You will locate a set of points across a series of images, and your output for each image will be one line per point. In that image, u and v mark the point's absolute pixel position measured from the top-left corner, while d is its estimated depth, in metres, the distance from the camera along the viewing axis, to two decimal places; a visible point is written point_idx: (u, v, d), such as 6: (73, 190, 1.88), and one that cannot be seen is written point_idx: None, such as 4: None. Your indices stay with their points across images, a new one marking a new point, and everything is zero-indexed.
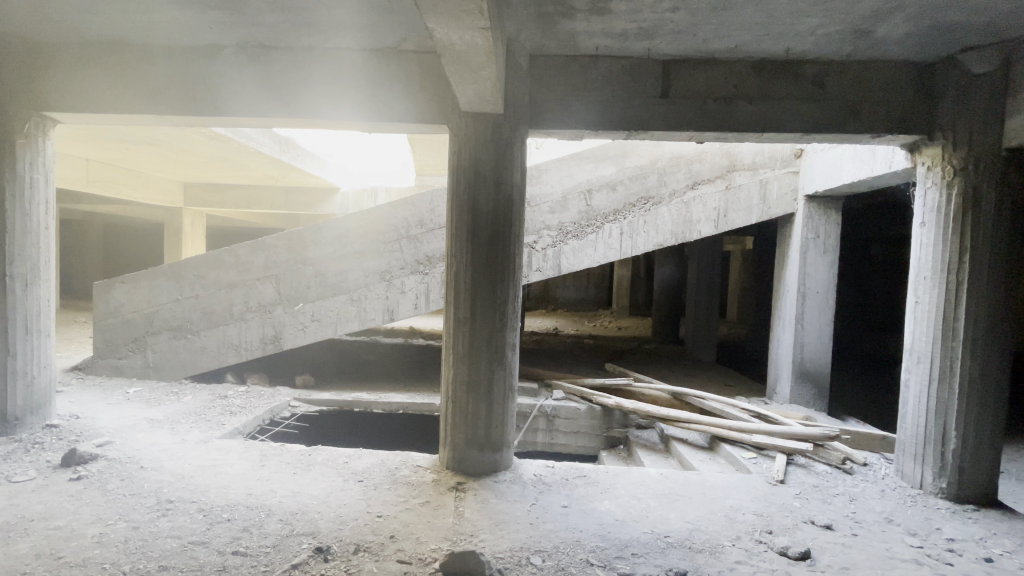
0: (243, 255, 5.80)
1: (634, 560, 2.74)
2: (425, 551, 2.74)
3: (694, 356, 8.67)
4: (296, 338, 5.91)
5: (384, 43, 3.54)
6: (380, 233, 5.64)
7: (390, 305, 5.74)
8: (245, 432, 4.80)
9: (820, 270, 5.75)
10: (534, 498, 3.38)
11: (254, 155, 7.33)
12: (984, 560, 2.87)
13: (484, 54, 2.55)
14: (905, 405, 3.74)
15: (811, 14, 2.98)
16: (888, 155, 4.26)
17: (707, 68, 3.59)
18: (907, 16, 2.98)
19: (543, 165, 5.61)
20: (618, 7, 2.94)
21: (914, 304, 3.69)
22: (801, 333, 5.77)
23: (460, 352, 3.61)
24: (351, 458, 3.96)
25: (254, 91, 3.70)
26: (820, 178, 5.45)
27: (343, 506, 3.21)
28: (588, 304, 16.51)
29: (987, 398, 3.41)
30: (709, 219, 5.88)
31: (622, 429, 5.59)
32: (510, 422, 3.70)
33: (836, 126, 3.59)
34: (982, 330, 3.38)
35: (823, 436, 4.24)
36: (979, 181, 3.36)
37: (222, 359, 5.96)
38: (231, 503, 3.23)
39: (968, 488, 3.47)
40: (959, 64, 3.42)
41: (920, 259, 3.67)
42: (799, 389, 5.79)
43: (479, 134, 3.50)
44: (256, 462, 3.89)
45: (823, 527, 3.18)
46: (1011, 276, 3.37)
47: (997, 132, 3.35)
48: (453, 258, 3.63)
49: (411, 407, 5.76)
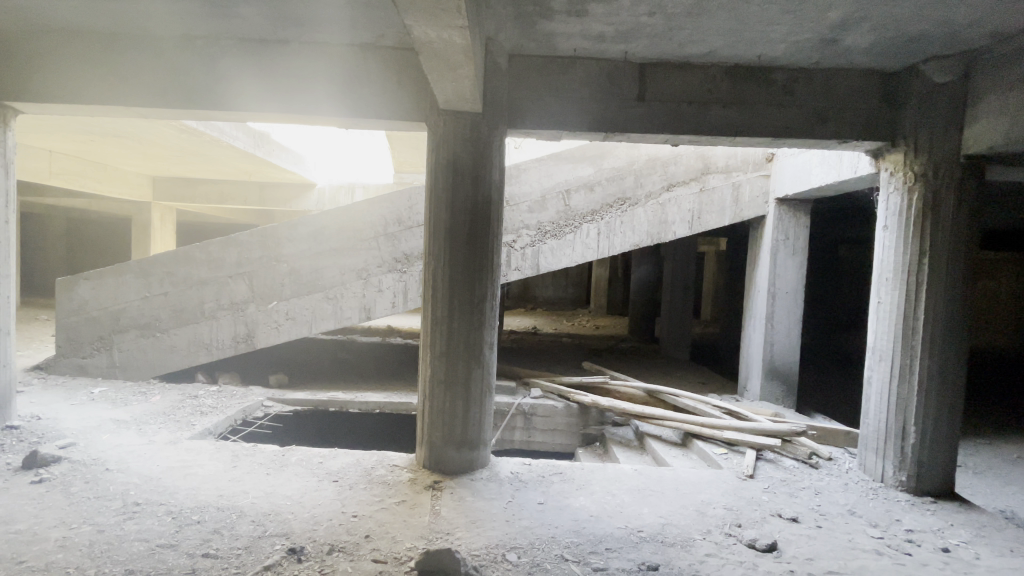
0: (214, 252, 5.66)
1: (607, 554, 2.79)
2: (400, 550, 2.73)
3: (669, 354, 8.82)
4: (270, 337, 5.80)
5: (362, 39, 3.51)
6: (357, 230, 5.57)
7: (367, 304, 5.69)
8: (216, 433, 4.69)
9: (790, 271, 5.93)
10: (511, 495, 3.40)
11: (227, 149, 7.19)
12: (940, 549, 3.01)
13: (462, 52, 2.56)
14: (868, 401, 3.89)
15: (781, 23, 3.07)
16: (854, 161, 4.43)
17: (682, 72, 3.66)
18: (872, 28, 3.10)
19: (521, 165, 5.63)
20: (595, 10, 2.98)
21: (877, 304, 3.84)
22: (771, 332, 5.93)
23: (437, 351, 3.61)
24: (326, 458, 3.92)
25: (227, 84, 3.62)
26: (790, 181, 5.61)
27: (317, 506, 3.18)
28: (567, 304, 16.62)
29: (945, 395, 3.56)
30: (684, 220, 5.99)
31: (598, 426, 5.67)
32: (487, 421, 3.71)
33: (804, 131, 3.71)
34: (941, 329, 3.53)
35: (791, 432, 4.37)
36: (939, 187, 3.51)
37: (193, 358, 5.82)
38: (201, 505, 3.16)
39: (926, 480, 3.62)
40: (921, 73, 3.56)
41: (882, 261, 3.82)
42: (769, 386, 5.96)
43: (457, 133, 3.50)
44: (228, 463, 3.81)
45: (789, 520, 3.28)
46: (968, 278, 3.53)
47: (956, 140, 3.51)
48: (431, 257, 3.62)
49: (388, 406, 5.72)
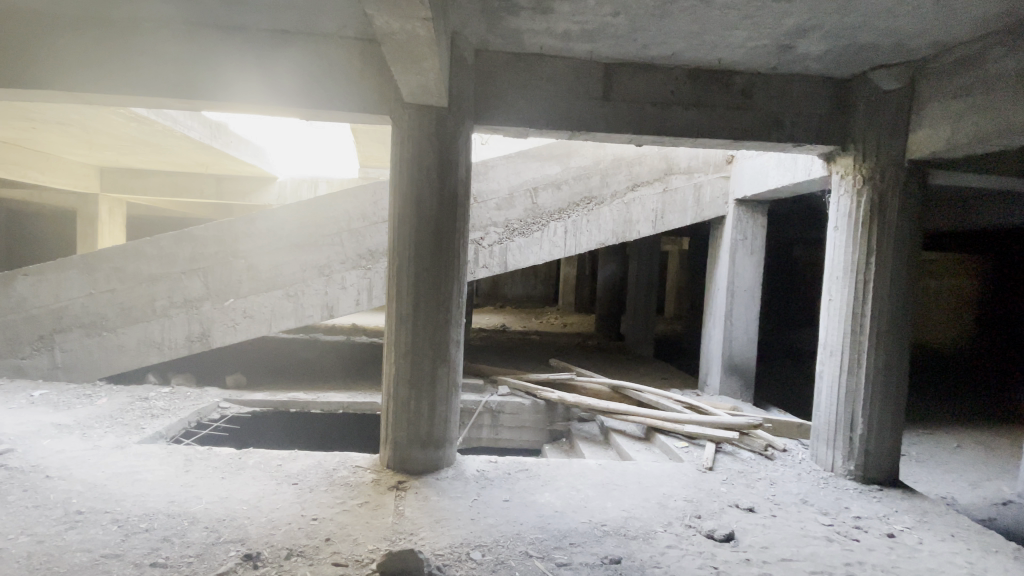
0: (166, 247, 5.40)
1: (571, 550, 2.81)
2: (362, 552, 2.67)
3: (634, 351, 8.99)
4: (226, 336, 5.58)
5: (324, 28, 3.40)
6: (320, 226, 5.43)
7: (329, 301, 5.55)
8: (168, 436, 4.48)
9: (748, 269, 6.13)
10: (476, 494, 3.38)
11: (180, 140, 6.87)
12: (886, 535, 3.16)
13: (426, 45, 2.51)
14: (820, 394, 4.06)
15: (740, 28, 3.16)
16: (808, 164, 4.60)
17: (646, 73, 3.71)
18: (825, 36, 3.23)
19: (489, 162, 5.59)
20: (561, 8, 2.98)
21: (828, 302, 4.02)
22: (730, 328, 6.12)
23: (402, 350, 3.55)
24: (286, 461, 3.80)
25: (182, 72, 3.45)
26: (748, 182, 5.79)
27: (275, 510, 3.07)
28: (535, 301, 16.71)
29: (890, 388, 3.75)
30: (648, 219, 6.09)
31: (565, 422, 5.73)
32: (453, 420, 3.68)
33: (763, 134, 3.83)
34: (887, 326, 3.71)
35: (748, 425, 4.53)
36: (886, 190, 3.70)
37: (144, 358, 5.55)
38: (149, 512, 3.01)
39: (873, 469, 3.81)
40: (870, 81, 3.73)
41: (833, 260, 3.99)
42: (728, 381, 6.15)
43: (423, 128, 3.45)
44: (179, 467, 3.65)
45: (746, 510, 3.39)
46: (911, 277, 3.73)
47: (902, 145, 3.69)
48: (395, 255, 3.56)
49: (352, 407, 5.59)
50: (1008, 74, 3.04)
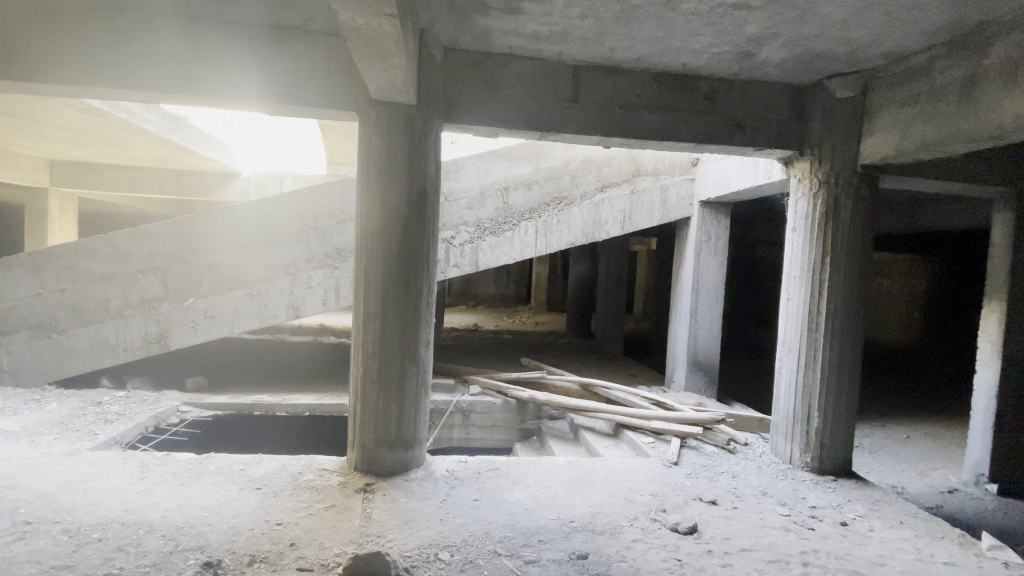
0: (121, 244, 5.16)
1: (539, 547, 2.83)
2: (328, 557, 2.63)
3: (604, 349, 9.11)
4: (185, 337, 5.39)
5: (287, 21, 3.32)
6: (286, 224, 5.30)
7: (295, 301, 5.43)
8: (123, 442, 4.31)
9: (712, 269, 6.30)
10: (445, 494, 3.37)
11: (136, 133, 6.59)
12: (840, 524, 3.30)
13: (393, 41, 2.48)
14: (779, 390, 4.21)
15: (703, 34, 3.24)
16: (768, 168, 4.76)
17: (613, 76, 3.77)
18: (784, 44, 3.34)
19: (459, 161, 5.58)
20: (529, 9, 3.00)
21: (786, 301, 4.17)
22: (694, 326, 6.28)
23: (370, 350, 3.51)
24: (249, 465, 3.70)
25: (139, 63, 3.32)
26: (712, 185, 5.95)
27: (237, 516, 2.99)
28: (508, 300, 16.74)
29: (843, 383, 3.92)
30: (616, 220, 6.17)
31: (535, 420, 5.77)
32: (422, 420, 3.65)
33: (725, 139, 3.94)
34: (841, 323, 3.88)
35: (711, 420, 4.67)
36: (840, 194, 3.86)
37: (97, 361, 5.30)
38: (102, 521, 2.88)
39: (828, 461, 3.97)
40: (826, 88, 3.89)
41: (791, 261, 4.14)
42: (693, 377, 6.31)
43: (391, 125, 3.42)
44: (135, 474, 3.50)
45: (709, 503, 3.49)
46: (863, 276, 3.90)
47: (855, 151, 3.86)
48: (362, 254, 3.51)
49: (319, 408, 5.49)
50: (952, 85, 3.21)
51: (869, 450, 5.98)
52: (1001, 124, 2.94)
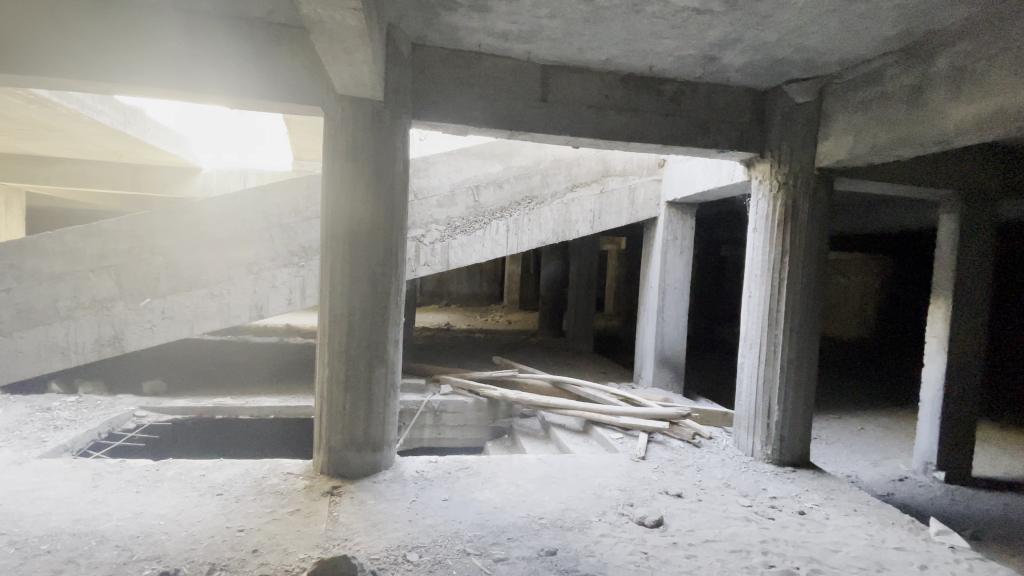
0: (71, 242, 4.90)
1: (509, 544, 2.84)
2: (292, 562, 2.58)
3: (575, 347, 9.20)
4: (142, 339, 5.17)
5: (248, 11, 3.21)
6: (250, 221, 5.14)
7: (259, 301, 5.29)
8: (74, 450, 4.12)
9: (678, 268, 6.44)
10: (414, 495, 3.34)
11: (87, 125, 6.27)
12: (798, 512, 3.43)
13: (358, 35, 2.44)
14: (741, 385, 4.33)
15: (668, 37, 3.30)
16: (731, 170, 4.90)
17: (581, 76, 3.80)
18: (744, 50, 3.45)
19: (430, 159, 5.53)
20: (498, 7, 2.99)
21: (748, 298, 4.30)
22: (662, 324, 6.41)
23: (337, 350, 3.44)
24: (209, 471, 3.58)
25: (89, 50, 3.15)
26: (678, 186, 6.08)
27: (197, 523, 2.90)
28: (480, 299, 16.70)
29: (801, 377, 4.07)
30: (586, 220, 6.23)
31: (506, 419, 5.78)
32: (391, 421, 3.61)
33: (690, 141, 4.04)
34: (799, 319, 4.02)
35: (677, 415, 4.79)
36: (798, 195, 4.00)
37: (45, 365, 5.03)
38: (51, 532, 2.74)
39: (787, 452, 4.12)
40: (785, 93, 4.02)
41: (752, 260, 4.27)
42: (660, 374, 6.44)
43: (358, 121, 3.37)
44: (86, 483, 3.34)
45: (675, 496, 3.57)
46: (820, 274, 4.06)
47: (813, 154, 4.00)
48: (328, 253, 3.44)
49: (284, 411, 5.41)
50: (902, 91, 3.36)
51: (826, 441, 6.27)
52: (945, 129, 3.10)
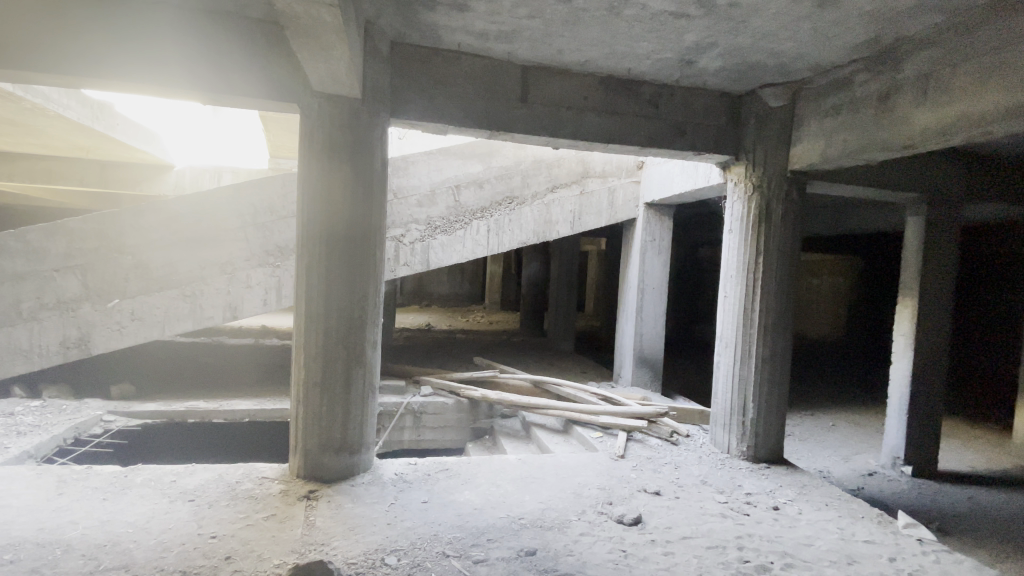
0: (34, 241, 4.72)
1: (488, 546, 2.83)
2: (267, 568, 2.53)
3: (555, 347, 9.22)
4: (110, 340, 5.00)
5: (221, 5, 3.14)
6: (224, 219, 5.03)
7: (233, 301, 5.17)
8: (37, 456, 3.99)
9: (656, 268, 6.52)
10: (393, 497, 3.31)
11: (53, 120, 6.06)
12: (772, 508, 3.50)
13: (334, 31, 2.40)
14: (717, 383, 4.40)
15: (646, 40, 3.34)
16: (707, 172, 4.98)
17: (561, 78, 3.82)
18: (720, 54, 3.51)
19: (409, 158, 5.49)
20: (477, 6, 2.99)
21: (724, 298, 4.37)
22: (640, 323, 6.48)
23: (313, 351, 3.38)
24: (181, 476, 3.49)
25: (51, 40, 3.02)
26: (657, 187, 6.15)
27: (167, 530, 2.82)
28: (461, 299, 16.64)
29: (774, 375, 4.16)
30: (566, 220, 6.26)
31: (486, 419, 5.77)
32: (369, 423, 3.56)
33: (668, 143, 4.09)
34: (772, 319, 4.11)
35: (655, 414, 4.85)
36: (771, 197, 4.09)
37: (7, 369, 4.84)
38: (13, 542, 2.63)
39: (762, 448, 4.20)
40: (759, 97, 4.10)
41: (728, 261, 4.35)
42: (639, 372, 6.51)
43: (335, 118, 3.33)
44: (50, 490, 3.21)
45: (653, 493, 3.62)
46: (793, 274, 4.15)
47: (786, 157, 4.09)
48: (303, 253, 3.37)
49: (260, 414, 5.29)
50: (871, 97, 3.47)
51: (799, 437, 6.41)
52: (912, 134, 3.21)
